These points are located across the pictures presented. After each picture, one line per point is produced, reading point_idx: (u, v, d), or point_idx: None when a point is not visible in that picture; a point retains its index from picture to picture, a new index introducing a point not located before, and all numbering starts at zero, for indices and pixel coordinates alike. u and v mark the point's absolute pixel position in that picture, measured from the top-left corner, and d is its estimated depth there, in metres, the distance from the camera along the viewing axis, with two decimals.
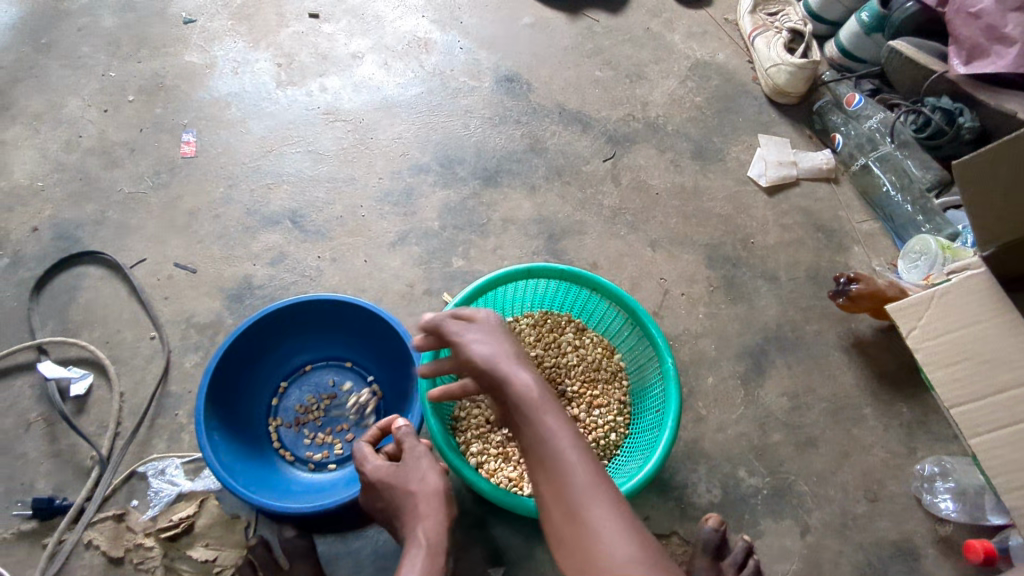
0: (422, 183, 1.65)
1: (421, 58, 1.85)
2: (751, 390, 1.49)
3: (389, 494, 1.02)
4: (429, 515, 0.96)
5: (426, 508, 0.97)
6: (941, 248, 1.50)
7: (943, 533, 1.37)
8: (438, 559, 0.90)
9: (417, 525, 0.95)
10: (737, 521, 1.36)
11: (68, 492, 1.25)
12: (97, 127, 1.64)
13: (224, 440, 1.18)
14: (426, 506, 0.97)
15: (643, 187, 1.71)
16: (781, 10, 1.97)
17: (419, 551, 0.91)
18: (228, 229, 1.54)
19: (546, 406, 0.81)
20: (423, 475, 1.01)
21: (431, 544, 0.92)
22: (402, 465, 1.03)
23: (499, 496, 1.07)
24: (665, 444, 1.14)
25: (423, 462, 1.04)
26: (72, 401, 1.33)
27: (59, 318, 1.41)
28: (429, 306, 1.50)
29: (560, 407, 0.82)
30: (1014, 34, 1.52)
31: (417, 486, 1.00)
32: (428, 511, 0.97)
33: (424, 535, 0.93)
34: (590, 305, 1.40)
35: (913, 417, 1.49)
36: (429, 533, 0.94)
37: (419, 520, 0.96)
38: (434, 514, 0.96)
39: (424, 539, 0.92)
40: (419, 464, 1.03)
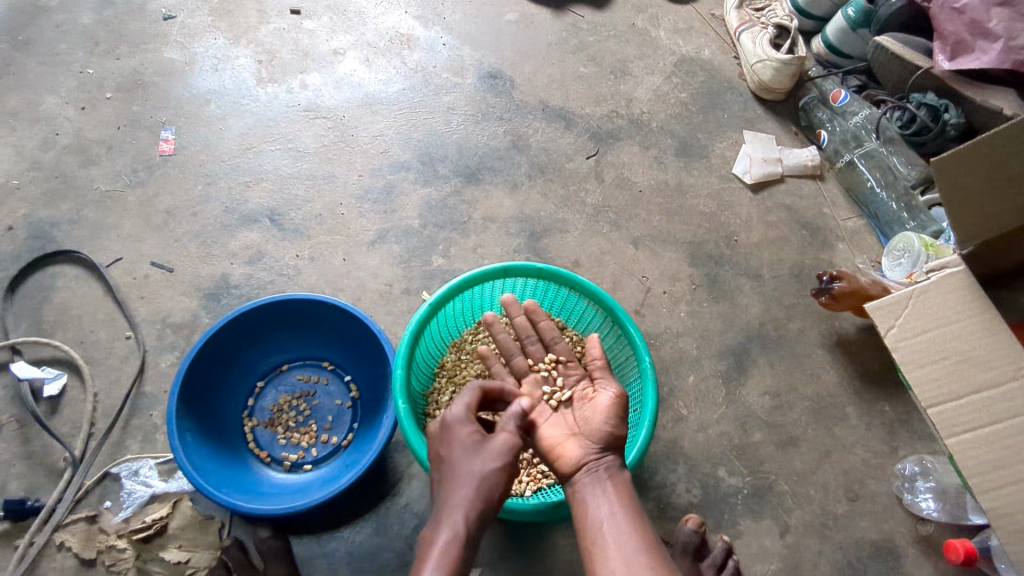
0: (402, 181, 1.63)
1: (403, 54, 1.83)
2: (732, 389, 1.48)
3: (452, 456, 0.98)
4: (474, 501, 0.93)
5: (465, 493, 0.93)
6: (924, 246, 1.47)
7: (924, 533, 1.36)
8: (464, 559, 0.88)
9: (456, 505, 0.92)
10: (716, 521, 1.35)
11: (40, 494, 1.24)
12: (73, 125, 1.62)
13: (197, 440, 1.17)
14: (467, 486, 0.94)
15: (627, 185, 1.70)
16: (767, 6, 1.98)
17: (452, 537, 0.89)
18: (206, 228, 1.53)
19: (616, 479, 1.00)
20: (487, 464, 0.96)
21: (460, 537, 0.89)
22: (472, 442, 0.99)
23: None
24: (641, 441, 1.13)
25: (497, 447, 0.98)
26: (45, 402, 1.32)
27: (33, 318, 1.40)
28: (409, 305, 1.49)
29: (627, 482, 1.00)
30: (998, 29, 1.50)
31: (480, 468, 0.95)
32: (473, 494, 0.93)
33: (460, 524, 0.90)
34: (570, 303, 1.39)
35: (895, 415, 1.48)
36: (467, 522, 0.91)
37: (462, 499, 0.93)
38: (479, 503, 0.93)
39: (461, 529, 0.90)
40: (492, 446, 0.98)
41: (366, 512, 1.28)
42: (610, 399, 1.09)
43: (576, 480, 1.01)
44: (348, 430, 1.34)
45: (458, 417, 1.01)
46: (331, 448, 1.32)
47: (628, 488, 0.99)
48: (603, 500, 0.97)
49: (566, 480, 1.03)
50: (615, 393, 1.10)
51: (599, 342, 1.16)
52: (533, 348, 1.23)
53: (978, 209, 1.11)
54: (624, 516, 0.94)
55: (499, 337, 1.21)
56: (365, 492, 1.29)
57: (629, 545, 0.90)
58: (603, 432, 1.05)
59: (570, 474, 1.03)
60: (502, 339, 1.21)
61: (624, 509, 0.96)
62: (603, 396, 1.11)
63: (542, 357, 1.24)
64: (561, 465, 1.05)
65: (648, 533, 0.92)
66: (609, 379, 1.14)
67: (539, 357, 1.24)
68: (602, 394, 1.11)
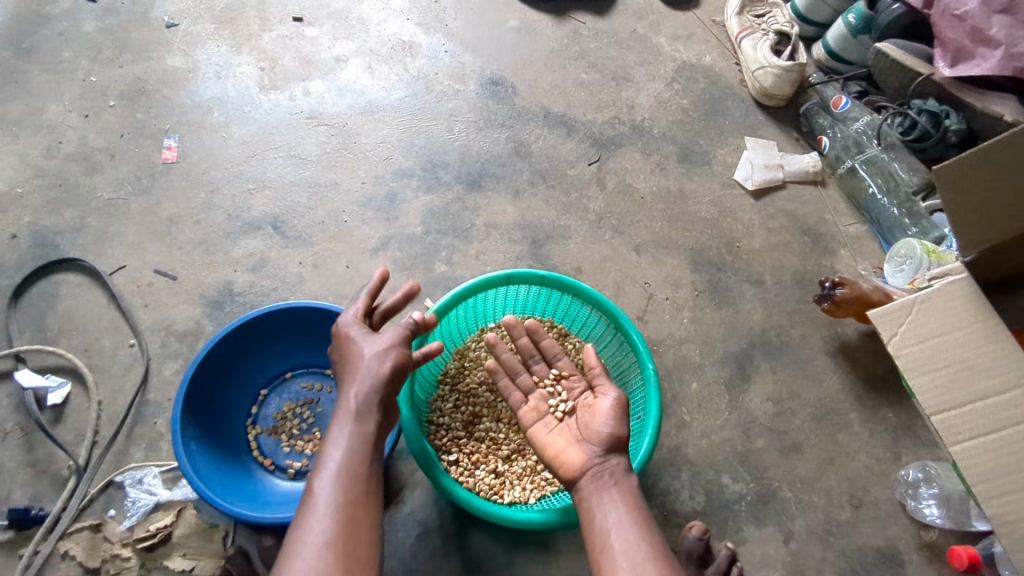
0: (405, 188, 1.64)
1: (405, 61, 1.84)
2: (735, 395, 1.48)
3: (344, 349, 1.04)
4: (364, 380, 0.99)
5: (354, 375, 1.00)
6: (927, 252, 1.49)
7: (928, 539, 1.36)
8: (363, 429, 0.97)
9: (350, 388, 1.00)
10: (720, 528, 1.35)
11: (44, 502, 1.24)
12: (76, 133, 1.63)
13: (201, 449, 1.18)
14: (358, 379, 1.00)
15: (628, 191, 1.70)
16: (769, 12, 1.95)
17: (347, 417, 0.98)
18: (210, 236, 1.53)
19: (621, 483, 1.00)
20: (376, 348, 1.02)
21: (352, 411, 0.98)
22: (361, 335, 1.05)
23: (486, 509, 1.07)
24: (645, 449, 1.13)
25: (387, 337, 1.04)
26: (49, 410, 1.32)
27: (37, 326, 1.40)
28: (412, 312, 1.50)
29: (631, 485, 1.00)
30: (999, 35, 1.52)
31: (370, 352, 1.02)
32: (364, 375, 1.00)
33: (352, 403, 0.98)
34: (573, 310, 1.39)
35: (898, 421, 1.48)
36: (363, 401, 0.99)
37: (354, 380, 1.00)
38: (372, 381, 0.99)
39: (351, 405, 0.98)
40: (381, 336, 1.04)
41: None
42: (610, 405, 1.10)
43: (580, 486, 1.02)
44: None
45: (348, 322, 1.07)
46: None
47: (634, 491, 1.00)
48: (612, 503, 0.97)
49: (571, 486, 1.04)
50: (615, 395, 1.12)
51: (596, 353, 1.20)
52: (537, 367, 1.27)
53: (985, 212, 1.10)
54: (629, 522, 0.95)
55: (503, 356, 1.24)
56: None
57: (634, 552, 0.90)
58: (604, 434, 1.06)
59: (575, 478, 1.03)
60: (506, 359, 1.24)
61: (631, 514, 0.96)
62: (603, 401, 1.12)
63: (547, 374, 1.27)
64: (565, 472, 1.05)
65: (654, 537, 0.93)
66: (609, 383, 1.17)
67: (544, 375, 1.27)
68: (602, 402, 1.12)
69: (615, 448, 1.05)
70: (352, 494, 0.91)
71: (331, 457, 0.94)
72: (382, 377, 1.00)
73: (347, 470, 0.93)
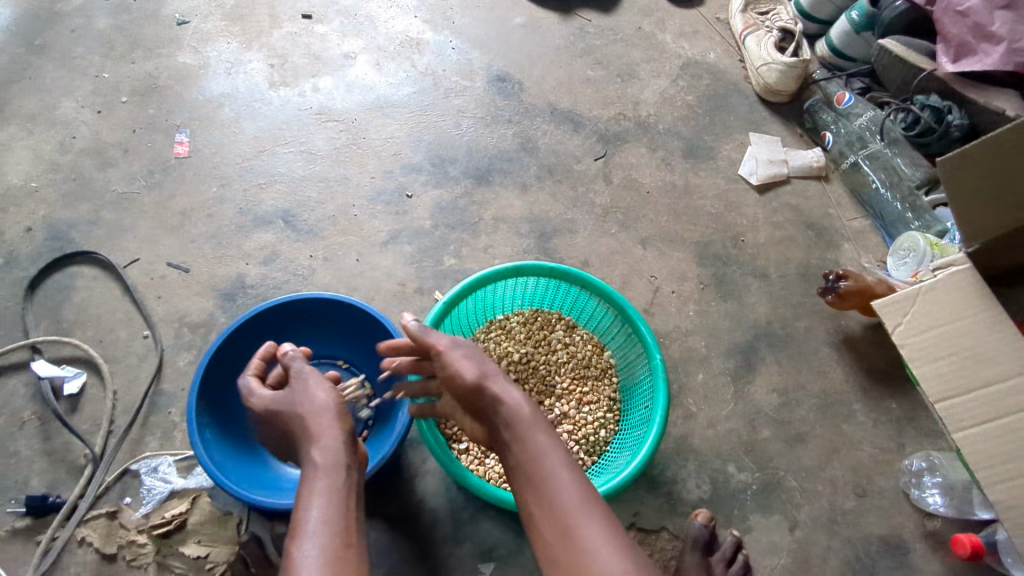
0: (414, 183, 1.66)
1: (413, 58, 1.86)
2: (740, 386, 1.50)
3: (291, 409, 1.02)
4: (327, 429, 0.97)
5: (320, 425, 0.98)
6: (930, 245, 1.51)
7: (931, 528, 1.38)
8: (339, 480, 0.91)
9: (314, 445, 0.95)
10: (726, 517, 1.37)
11: (61, 490, 1.26)
12: (90, 128, 1.65)
13: (216, 437, 1.19)
14: (320, 433, 0.96)
15: (635, 186, 1.72)
16: (772, 10, 1.99)
17: (321, 470, 0.91)
18: (222, 229, 1.55)
19: (531, 428, 0.92)
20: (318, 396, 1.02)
21: (335, 463, 0.92)
22: (301, 391, 1.04)
23: (503, 497, 1.08)
24: (653, 438, 1.15)
25: (323, 387, 1.03)
26: (65, 400, 1.34)
27: (53, 318, 1.42)
28: (421, 304, 1.51)
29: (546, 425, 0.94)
30: (1001, 31, 1.53)
31: (312, 400, 1.01)
32: (327, 424, 0.98)
33: (319, 457, 0.93)
34: (581, 302, 1.41)
35: (901, 412, 1.50)
36: (328, 451, 0.94)
37: (313, 436, 0.96)
38: (329, 430, 0.97)
39: (319, 460, 0.93)
40: (320, 386, 1.04)
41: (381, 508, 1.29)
42: (469, 359, 1.00)
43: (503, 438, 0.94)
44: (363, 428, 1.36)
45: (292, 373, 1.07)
46: None
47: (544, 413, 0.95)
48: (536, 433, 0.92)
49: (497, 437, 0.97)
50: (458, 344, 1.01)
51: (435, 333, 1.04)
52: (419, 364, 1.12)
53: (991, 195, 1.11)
54: (558, 447, 0.91)
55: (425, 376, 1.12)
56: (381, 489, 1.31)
57: (572, 476, 0.88)
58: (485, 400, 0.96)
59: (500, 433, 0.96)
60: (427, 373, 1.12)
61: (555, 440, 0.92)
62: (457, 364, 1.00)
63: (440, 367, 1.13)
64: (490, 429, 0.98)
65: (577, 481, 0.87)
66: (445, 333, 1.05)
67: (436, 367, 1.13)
68: (454, 352, 1.01)
69: (501, 388, 0.96)
70: (344, 536, 0.83)
71: (312, 514, 0.85)
72: (338, 417, 1.00)
73: (335, 512, 0.86)
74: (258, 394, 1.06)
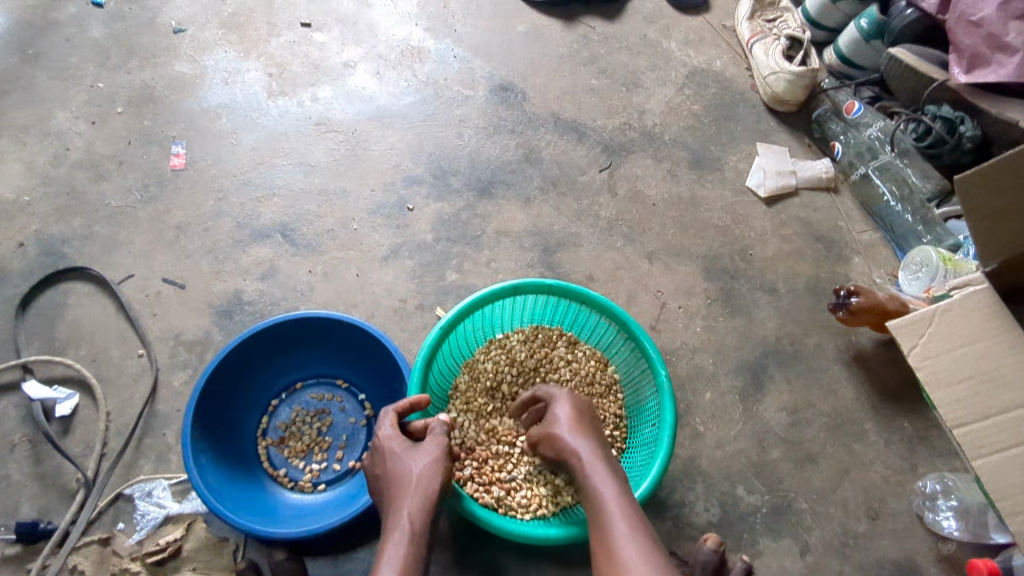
0: (414, 195, 1.62)
1: (414, 67, 1.83)
2: (749, 405, 1.46)
3: (388, 467, 1.03)
4: (416, 496, 0.98)
5: (409, 492, 0.98)
6: (942, 260, 1.47)
7: (945, 551, 1.35)
8: (418, 551, 0.92)
9: (403, 506, 0.97)
10: (735, 541, 1.33)
11: (52, 516, 1.23)
12: (84, 140, 1.61)
13: (211, 461, 1.16)
14: (413, 498, 0.98)
15: (640, 198, 1.69)
16: (780, 17, 1.96)
17: (402, 536, 0.93)
18: (218, 244, 1.52)
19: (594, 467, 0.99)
20: (423, 464, 1.01)
21: (412, 531, 0.94)
22: (402, 449, 1.04)
23: (504, 527, 1.05)
24: (658, 466, 1.11)
25: (430, 447, 1.04)
26: (57, 422, 1.31)
27: (45, 336, 1.39)
28: (422, 321, 1.48)
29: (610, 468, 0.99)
30: (1016, 42, 1.49)
31: (418, 467, 1.01)
32: (416, 491, 0.99)
33: (409, 522, 0.94)
34: (582, 318, 1.37)
35: (914, 431, 1.47)
36: (416, 516, 0.96)
37: (406, 498, 0.98)
38: (421, 500, 0.98)
39: (408, 523, 0.95)
40: (424, 447, 1.04)
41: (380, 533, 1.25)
42: (567, 407, 1.08)
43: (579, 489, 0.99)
44: (363, 450, 1.33)
45: (386, 436, 1.06)
46: (346, 468, 1.30)
47: (612, 469, 0.99)
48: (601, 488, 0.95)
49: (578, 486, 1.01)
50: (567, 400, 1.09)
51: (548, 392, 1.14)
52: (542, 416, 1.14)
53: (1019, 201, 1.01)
54: (621, 507, 0.92)
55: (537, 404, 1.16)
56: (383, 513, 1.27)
57: (633, 536, 0.88)
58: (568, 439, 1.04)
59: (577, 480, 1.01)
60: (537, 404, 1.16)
61: (622, 496, 0.94)
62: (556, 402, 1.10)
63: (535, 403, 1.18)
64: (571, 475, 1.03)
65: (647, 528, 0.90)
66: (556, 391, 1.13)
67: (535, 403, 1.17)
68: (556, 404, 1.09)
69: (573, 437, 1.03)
70: None
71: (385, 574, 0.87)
72: (437, 489, 1.00)
73: None
74: (385, 426, 1.07)
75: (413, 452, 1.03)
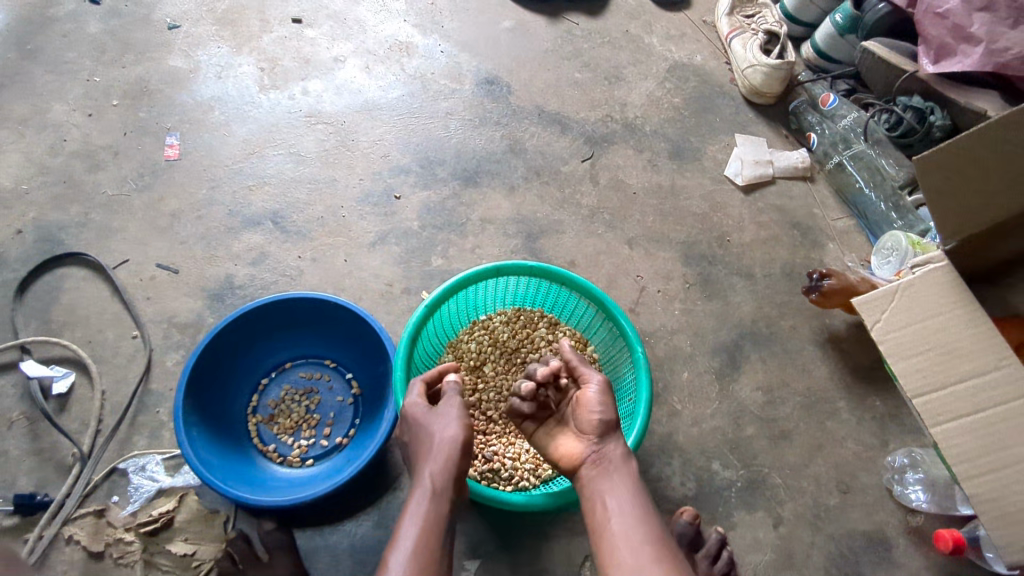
0: (402, 184, 1.67)
1: (402, 61, 1.88)
2: (725, 384, 1.51)
3: (415, 432, 1.08)
4: (440, 458, 1.02)
5: (434, 454, 1.03)
6: (912, 243, 1.52)
7: (914, 523, 1.39)
8: (440, 508, 0.96)
9: (426, 466, 1.01)
10: (710, 514, 1.38)
11: (49, 489, 1.27)
12: (80, 131, 1.66)
13: (202, 435, 1.20)
14: (437, 459, 1.02)
15: (621, 187, 1.74)
16: (758, 12, 2.01)
17: (425, 493, 0.97)
18: (211, 231, 1.56)
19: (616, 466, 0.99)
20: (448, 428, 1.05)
21: (435, 491, 0.98)
22: (428, 415, 1.08)
23: (490, 495, 1.09)
24: (636, 432, 1.15)
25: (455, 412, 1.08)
26: (54, 400, 1.35)
27: (42, 318, 1.43)
28: (408, 304, 1.53)
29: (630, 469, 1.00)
30: (979, 33, 1.54)
31: (442, 431, 1.05)
32: (440, 453, 1.03)
33: (432, 481, 0.99)
34: (563, 300, 1.42)
35: (885, 409, 1.52)
36: (436, 478, 1.00)
37: (431, 460, 1.02)
38: (445, 461, 1.02)
39: (431, 482, 0.99)
40: (450, 413, 1.08)
41: (367, 505, 1.30)
42: (598, 390, 1.07)
43: (582, 475, 1.01)
44: (350, 427, 1.37)
45: (414, 402, 1.11)
46: (333, 444, 1.35)
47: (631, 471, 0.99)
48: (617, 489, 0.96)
49: (573, 475, 1.03)
50: (599, 381, 1.09)
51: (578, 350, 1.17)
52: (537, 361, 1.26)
53: (1002, 167, 1.04)
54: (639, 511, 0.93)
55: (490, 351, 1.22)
56: (369, 487, 1.31)
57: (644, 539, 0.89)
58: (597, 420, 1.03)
59: (575, 470, 1.02)
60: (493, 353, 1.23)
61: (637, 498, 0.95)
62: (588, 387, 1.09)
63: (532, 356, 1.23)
64: (566, 462, 1.04)
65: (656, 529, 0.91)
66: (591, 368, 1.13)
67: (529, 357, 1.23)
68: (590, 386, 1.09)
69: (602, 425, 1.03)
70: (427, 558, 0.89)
71: (407, 532, 0.91)
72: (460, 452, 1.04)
73: (421, 543, 0.90)
74: (412, 394, 1.12)
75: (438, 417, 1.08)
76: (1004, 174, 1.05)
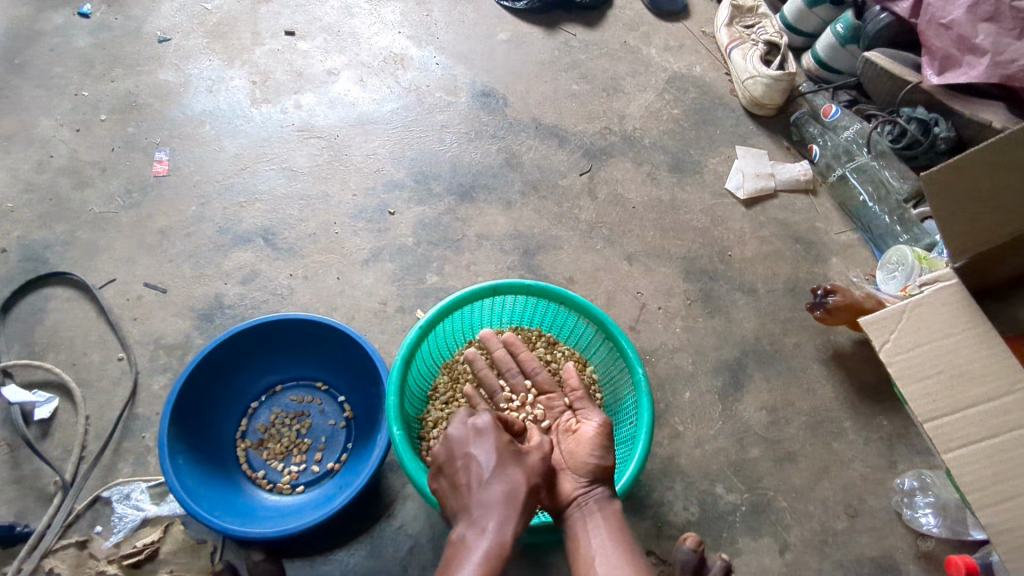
0: (396, 200, 1.64)
1: (396, 74, 1.85)
2: (728, 404, 1.47)
3: (487, 467, 0.91)
4: (512, 506, 0.87)
5: (505, 498, 0.87)
6: (918, 259, 1.50)
7: (925, 548, 1.35)
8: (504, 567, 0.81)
9: (494, 510, 0.86)
10: (714, 540, 1.33)
11: (29, 519, 1.23)
12: (68, 147, 1.63)
13: (189, 463, 1.16)
14: (507, 503, 0.87)
15: (620, 201, 1.71)
16: (758, 23, 1.97)
17: (494, 547, 0.82)
18: (200, 248, 1.53)
19: (601, 508, 0.95)
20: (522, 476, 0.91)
21: (505, 548, 0.82)
22: (504, 453, 0.93)
23: None
24: (637, 460, 1.10)
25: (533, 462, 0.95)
26: (35, 426, 1.31)
27: (25, 341, 1.39)
28: (402, 323, 1.49)
29: (615, 514, 0.96)
30: (984, 44, 1.50)
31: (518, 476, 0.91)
32: (512, 500, 0.87)
33: (504, 534, 0.83)
34: (561, 319, 1.38)
35: (893, 429, 1.47)
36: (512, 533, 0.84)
37: (501, 504, 0.87)
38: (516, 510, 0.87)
39: (500, 532, 0.84)
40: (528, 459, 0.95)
41: (359, 534, 1.26)
42: (595, 426, 1.07)
43: (566, 515, 0.96)
44: (342, 451, 1.33)
45: (489, 428, 0.95)
46: (325, 469, 1.31)
47: (616, 518, 0.95)
48: (596, 530, 0.92)
49: (555, 514, 0.98)
50: (600, 421, 1.08)
51: (575, 371, 1.17)
52: (514, 379, 1.24)
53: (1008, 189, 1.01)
54: (624, 553, 0.89)
55: (481, 372, 1.22)
56: (364, 512, 1.28)
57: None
58: (591, 464, 1.00)
59: (562, 507, 0.97)
60: (484, 376, 1.22)
61: (620, 540, 0.91)
62: (586, 426, 1.08)
63: (525, 387, 1.23)
64: (551, 500, 1.00)
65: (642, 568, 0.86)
66: (591, 408, 1.13)
67: (520, 388, 1.24)
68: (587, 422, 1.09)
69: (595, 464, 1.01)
70: None
71: None
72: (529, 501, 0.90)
73: None
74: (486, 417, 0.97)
75: (520, 458, 0.94)
76: (1006, 176, 0.99)
